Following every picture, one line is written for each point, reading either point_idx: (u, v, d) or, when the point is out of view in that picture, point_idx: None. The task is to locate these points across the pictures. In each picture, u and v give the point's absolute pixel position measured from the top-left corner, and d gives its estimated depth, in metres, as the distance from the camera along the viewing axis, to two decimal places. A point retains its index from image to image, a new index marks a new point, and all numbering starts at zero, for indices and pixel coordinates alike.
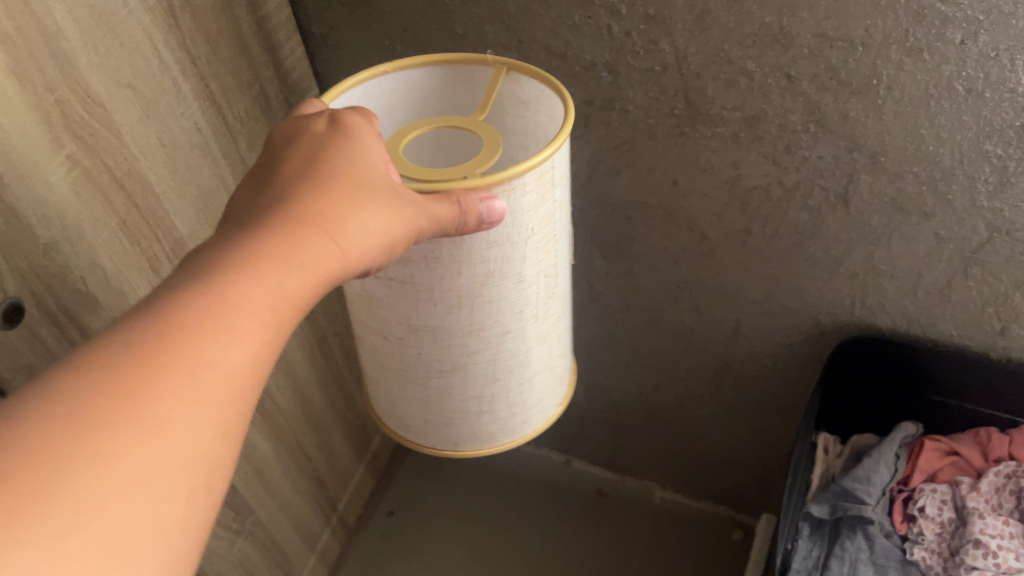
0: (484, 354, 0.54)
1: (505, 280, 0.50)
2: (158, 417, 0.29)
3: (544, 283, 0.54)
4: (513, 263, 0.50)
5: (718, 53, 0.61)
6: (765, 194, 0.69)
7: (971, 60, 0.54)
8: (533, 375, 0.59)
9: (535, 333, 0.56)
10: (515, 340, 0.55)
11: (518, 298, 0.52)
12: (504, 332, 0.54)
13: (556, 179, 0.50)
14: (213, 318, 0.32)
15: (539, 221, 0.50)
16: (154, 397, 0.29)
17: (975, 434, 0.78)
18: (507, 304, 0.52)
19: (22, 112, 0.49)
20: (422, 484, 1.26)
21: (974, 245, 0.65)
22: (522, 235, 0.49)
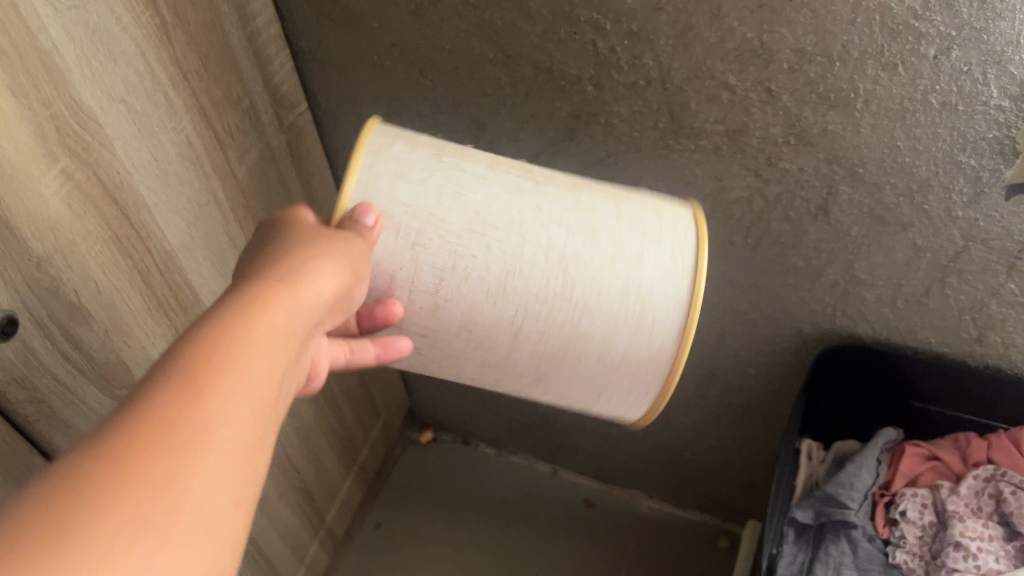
0: (537, 260, 0.53)
1: (471, 200, 0.52)
2: (217, 443, 0.29)
3: (523, 178, 0.55)
4: (458, 186, 0.52)
5: (700, 68, 0.62)
6: (747, 205, 0.71)
7: (944, 75, 0.55)
8: (610, 310, 0.54)
9: (581, 219, 0.54)
10: (561, 230, 0.53)
11: (506, 202, 0.53)
12: (527, 229, 0.53)
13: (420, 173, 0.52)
14: (247, 359, 0.33)
15: (431, 210, 0.51)
16: (213, 425, 0.29)
17: (954, 440, 0.79)
18: (500, 208, 0.53)
19: (16, 126, 0.50)
20: (409, 496, 1.26)
21: (951, 254, 0.66)
22: (438, 178, 0.52)
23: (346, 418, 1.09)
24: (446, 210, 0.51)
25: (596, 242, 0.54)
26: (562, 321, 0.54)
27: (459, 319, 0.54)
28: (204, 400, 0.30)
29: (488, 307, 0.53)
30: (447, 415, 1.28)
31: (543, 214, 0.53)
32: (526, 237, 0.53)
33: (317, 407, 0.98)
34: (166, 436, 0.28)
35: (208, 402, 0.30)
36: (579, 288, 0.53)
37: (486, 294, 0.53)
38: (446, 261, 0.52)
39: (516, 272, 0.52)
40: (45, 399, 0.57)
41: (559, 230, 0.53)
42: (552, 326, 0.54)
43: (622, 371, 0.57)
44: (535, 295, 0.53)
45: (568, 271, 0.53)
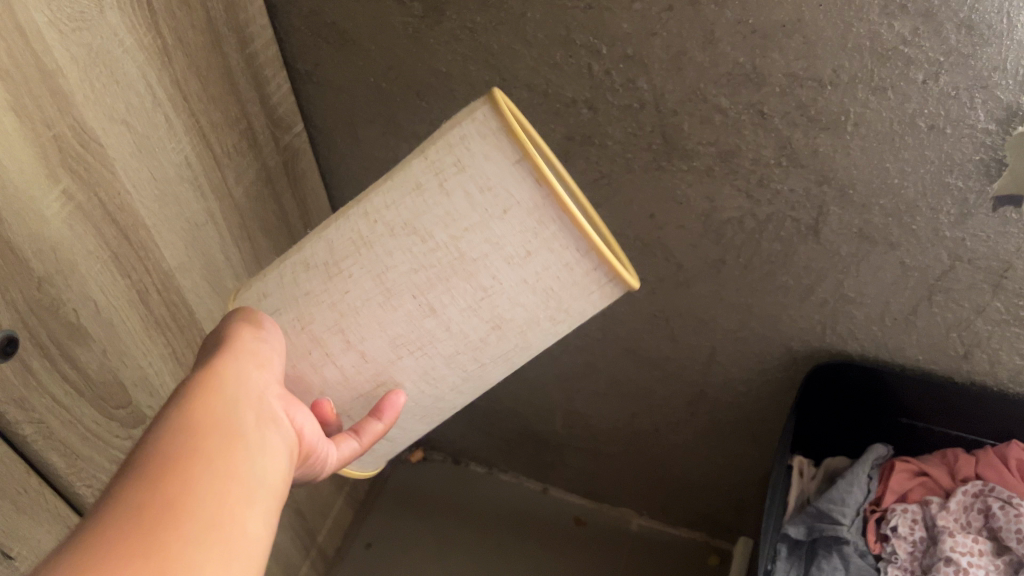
0: (392, 246, 0.44)
1: (312, 260, 0.47)
2: (184, 516, 0.32)
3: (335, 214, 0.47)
4: (301, 256, 0.48)
5: (694, 91, 0.64)
6: (739, 225, 0.72)
7: (932, 99, 0.57)
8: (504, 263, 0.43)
9: (399, 191, 0.43)
10: (390, 211, 0.43)
11: (342, 231, 0.46)
12: (369, 236, 0.44)
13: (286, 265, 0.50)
14: (194, 439, 0.35)
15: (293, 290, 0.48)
16: (178, 503, 0.32)
17: (942, 455, 0.81)
18: (336, 234, 0.46)
19: (19, 147, 0.50)
20: (399, 515, 1.26)
21: (938, 273, 0.68)
22: (288, 269, 0.49)
23: None
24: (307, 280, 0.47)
25: (429, 188, 0.42)
26: (456, 274, 0.43)
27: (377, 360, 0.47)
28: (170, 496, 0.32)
29: (397, 316, 0.45)
30: (437, 433, 1.28)
31: (370, 214, 0.44)
32: (373, 242, 0.44)
33: None
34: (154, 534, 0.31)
35: (161, 484, 0.33)
36: (437, 231, 0.42)
37: (392, 311, 0.45)
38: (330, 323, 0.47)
39: (388, 271, 0.44)
40: (43, 419, 0.57)
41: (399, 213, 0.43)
42: (443, 283, 0.44)
43: (544, 287, 0.43)
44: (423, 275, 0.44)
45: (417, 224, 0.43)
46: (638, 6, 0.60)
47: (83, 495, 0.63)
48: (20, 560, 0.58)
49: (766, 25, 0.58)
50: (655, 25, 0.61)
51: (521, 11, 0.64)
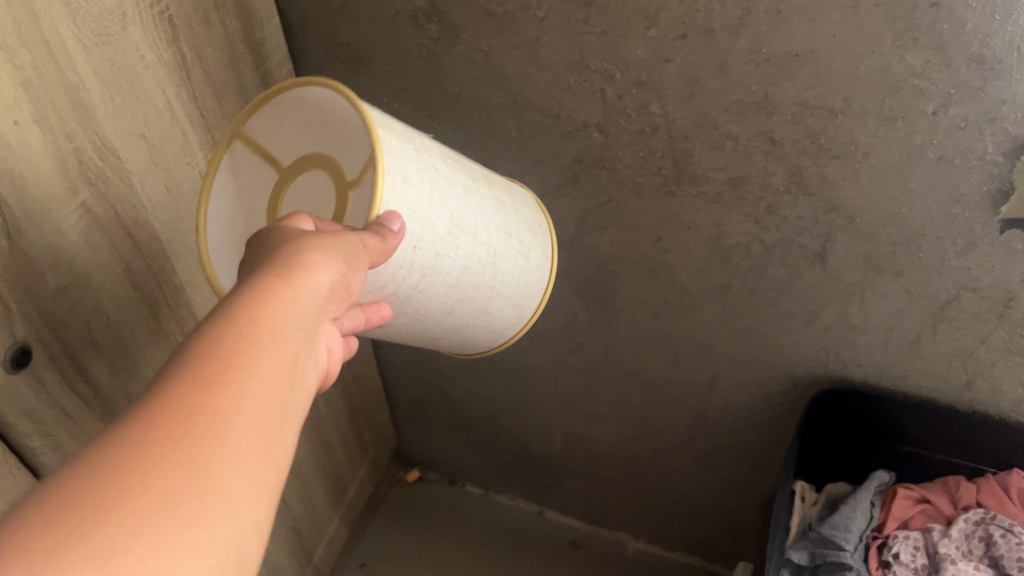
0: (481, 252, 0.58)
1: (446, 203, 0.53)
2: (180, 446, 0.28)
3: (464, 177, 0.58)
4: (437, 183, 0.53)
5: (705, 118, 0.65)
6: (746, 251, 0.73)
7: (941, 130, 0.58)
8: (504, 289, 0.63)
9: (500, 219, 0.61)
10: (493, 232, 0.59)
11: (466, 200, 0.56)
12: (478, 227, 0.57)
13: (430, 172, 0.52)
14: (217, 359, 0.31)
15: (431, 208, 0.52)
16: (177, 430, 0.28)
17: (943, 483, 0.81)
18: (462, 206, 0.55)
19: (40, 158, 0.50)
20: (394, 535, 1.25)
21: (943, 301, 0.68)
22: (426, 181, 0.52)
23: (337, 456, 1.08)
24: (432, 213, 0.52)
25: (511, 247, 0.62)
26: (482, 296, 0.61)
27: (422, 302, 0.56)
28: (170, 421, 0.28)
29: (442, 295, 0.57)
30: (435, 453, 1.28)
31: (482, 215, 0.58)
32: (476, 235, 0.57)
33: (309, 443, 0.98)
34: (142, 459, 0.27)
35: (174, 414, 0.29)
36: (497, 273, 0.61)
37: (445, 282, 0.56)
38: (431, 261, 0.53)
39: (466, 265, 0.57)
40: (51, 431, 0.56)
41: (494, 231, 0.59)
42: (471, 303, 0.60)
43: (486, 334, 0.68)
44: (474, 285, 0.59)
45: (495, 265, 0.60)
46: (653, 33, 0.61)
47: None
48: None
49: (778, 55, 0.59)
50: (669, 51, 0.62)
51: (536, 35, 0.65)
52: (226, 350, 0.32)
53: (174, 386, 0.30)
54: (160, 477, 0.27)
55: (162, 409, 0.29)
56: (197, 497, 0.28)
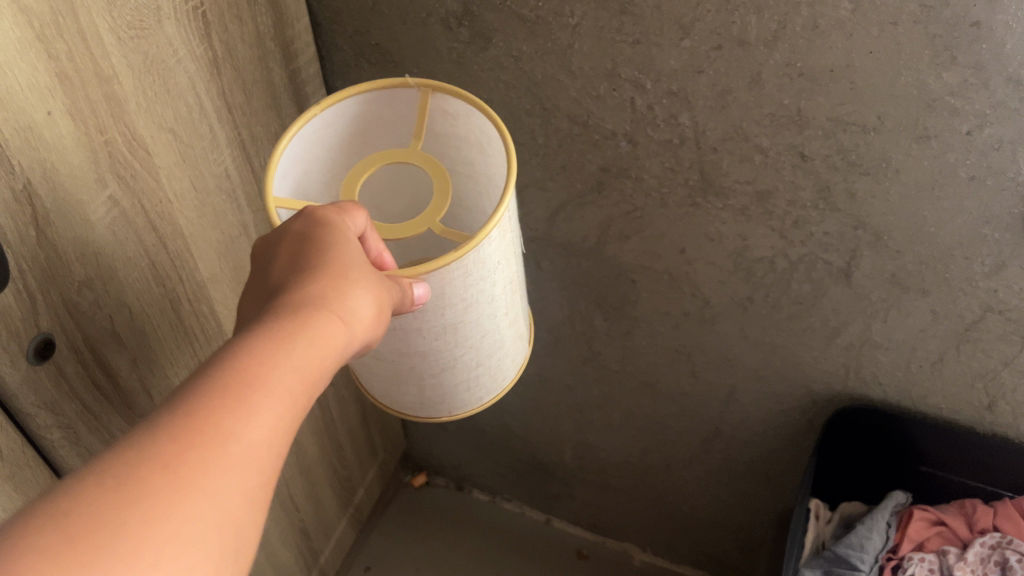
0: (495, 326, 0.57)
1: (495, 273, 0.53)
2: (197, 473, 0.31)
3: (505, 305, 0.57)
4: (480, 294, 0.53)
5: (735, 130, 0.64)
6: (770, 265, 0.72)
7: (975, 150, 0.58)
8: (505, 355, 0.62)
9: (493, 354, 0.60)
10: (475, 359, 0.59)
11: (481, 324, 0.56)
12: (465, 347, 0.56)
13: (507, 221, 0.53)
14: (243, 385, 0.34)
15: (489, 267, 0.52)
16: (194, 456, 0.31)
17: (960, 506, 0.80)
18: (477, 321, 0.55)
19: (72, 150, 0.50)
20: (400, 539, 1.25)
21: (968, 322, 0.68)
22: (474, 286, 0.52)
23: (347, 457, 1.07)
24: (450, 309, 0.52)
25: (473, 380, 0.60)
26: (477, 368, 0.59)
27: (430, 349, 0.55)
28: (190, 447, 0.31)
29: (446, 353, 0.56)
30: (443, 458, 1.27)
31: (483, 343, 0.58)
32: (458, 350, 0.56)
33: (320, 444, 0.97)
34: (159, 482, 0.30)
35: (195, 441, 0.31)
36: (496, 350, 0.60)
37: (399, 352, 0.55)
38: (456, 318, 0.53)
39: (431, 358, 0.56)
40: (71, 424, 0.56)
41: (475, 359, 0.58)
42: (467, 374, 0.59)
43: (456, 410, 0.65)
44: (416, 377, 0.58)
45: (443, 381, 0.59)
46: (687, 43, 0.61)
47: None
48: None
49: (813, 69, 0.58)
50: (702, 62, 0.61)
51: (569, 41, 0.65)
52: (253, 375, 0.34)
53: (198, 408, 0.32)
54: (173, 501, 0.30)
55: (181, 436, 0.31)
56: (203, 520, 0.30)
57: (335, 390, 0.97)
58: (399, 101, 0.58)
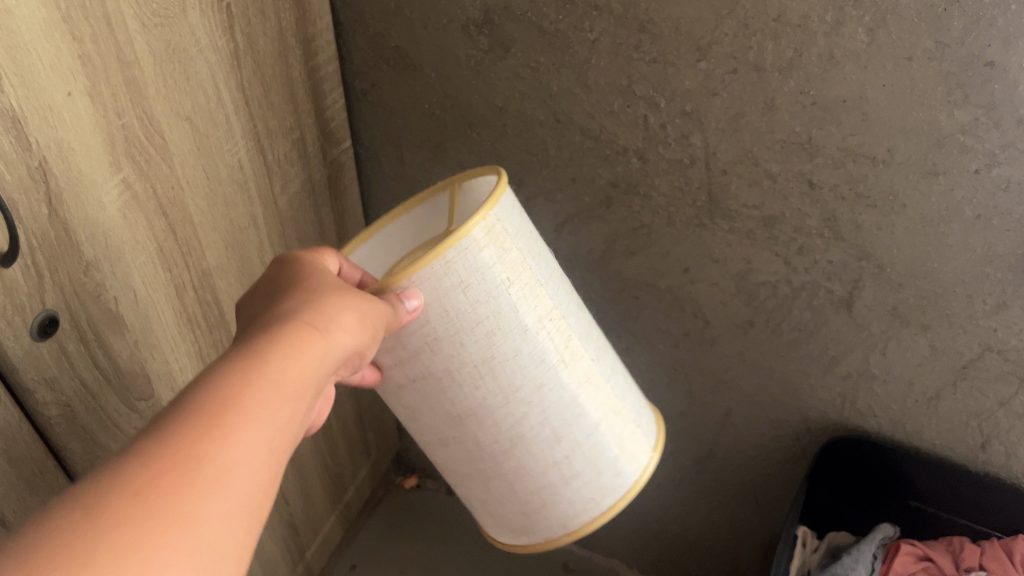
0: (552, 380, 0.57)
1: (521, 300, 0.54)
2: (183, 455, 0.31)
3: (553, 350, 0.56)
4: (501, 321, 0.53)
5: (746, 154, 0.65)
6: (773, 290, 0.73)
7: (982, 189, 0.58)
8: (595, 425, 0.61)
9: (563, 414, 0.58)
10: (541, 416, 0.58)
11: (524, 367, 0.55)
12: (517, 399, 0.56)
13: (509, 232, 0.53)
14: (224, 383, 0.35)
15: (501, 282, 0.52)
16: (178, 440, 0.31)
17: (948, 543, 0.80)
18: (516, 361, 0.54)
19: (90, 131, 0.51)
20: (387, 539, 1.25)
21: (966, 359, 0.68)
22: (488, 308, 0.52)
23: (340, 454, 1.08)
24: (472, 340, 0.52)
25: (563, 444, 0.60)
26: (537, 428, 0.58)
27: (471, 394, 0.55)
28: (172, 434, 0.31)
29: (486, 402, 0.56)
30: None
31: (540, 394, 0.57)
32: (511, 402, 0.56)
33: (314, 439, 0.98)
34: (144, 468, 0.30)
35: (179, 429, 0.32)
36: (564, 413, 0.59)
37: (450, 407, 0.57)
38: (484, 350, 0.53)
39: (482, 414, 0.57)
40: (69, 401, 0.56)
41: (539, 416, 0.58)
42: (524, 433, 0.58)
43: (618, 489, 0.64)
44: (482, 440, 0.59)
45: (517, 444, 0.59)
46: (704, 65, 0.61)
47: None
48: None
49: (826, 99, 0.59)
50: (717, 85, 0.62)
51: (587, 56, 0.66)
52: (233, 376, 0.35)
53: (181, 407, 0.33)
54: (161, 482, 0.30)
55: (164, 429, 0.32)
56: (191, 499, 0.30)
57: None
58: (431, 216, 0.66)
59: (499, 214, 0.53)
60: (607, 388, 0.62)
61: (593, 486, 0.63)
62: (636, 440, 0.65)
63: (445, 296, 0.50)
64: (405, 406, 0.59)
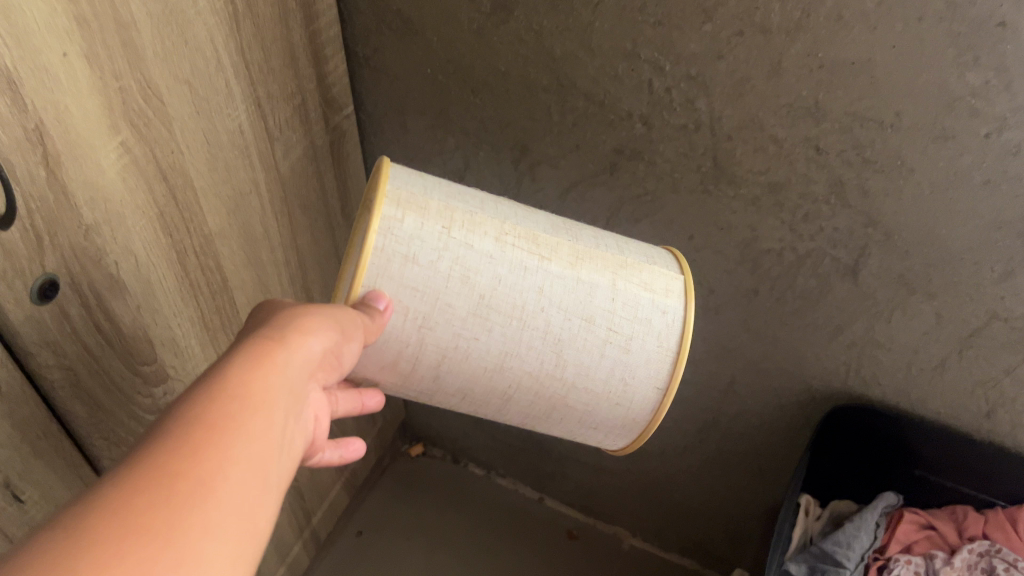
0: (546, 285, 0.57)
1: (472, 241, 0.55)
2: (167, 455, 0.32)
3: (528, 254, 0.56)
4: (465, 265, 0.54)
5: (752, 119, 0.64)
6: (778, 257, 0.72)
7: (992, 153, 0.57)
8: (612, 300, 0.59)
9: (579, 300, 0.58)
10: (561, 313, 0.57)
11: (514, 283, 0.56)
12: (530, 313, 0.56)
13: (419, 196, 0.55)
14: (197, 394, 0.36)
15: (438, 234, 0.54)
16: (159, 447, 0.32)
17: (952, 511, 0.81)
18: (502, 289, 0.55)
19: (87, 94, 0.50)
20: (393, 506, 1.26)
21: (973, 328, 0.68)
22: (447, 260, 0.54)
23: (346, 421, 1.08)
24: (454, 297, 0.55)
25: (598, 328, 0.58)
26: (557, 329, 0.58)
27: (474, 342, 0.57)
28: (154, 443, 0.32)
29: (499, 342, 0.57)
30: (442, 430, 1.28)
31: (545, 297, 0.57)
32: (524, 322, 0.57)
33: None
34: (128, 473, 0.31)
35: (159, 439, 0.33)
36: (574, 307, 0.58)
37: (485, 366, 0.58)
38: (466, 298, 0.55)
39: (515, 351, 0.58)
40: (72, 365, 0.57)
41: (559, 313, 0.57)
42: (550, 335, 0.58)
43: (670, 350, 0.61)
44: (528, 375, 0.59)
45: (562, 354, 0.59)
46: (709, 28, 0.60)
47: (98, 448, 0.62)
48: (29, 504, 0.58)
49: (834, 61, 0.58)
50: (723, 48, 0.61)
51: (591, 18, 0.65)
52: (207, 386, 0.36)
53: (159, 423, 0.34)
54: (149, 481, 0.31)
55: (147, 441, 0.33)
56: (184, 489, 0.31)
57: None
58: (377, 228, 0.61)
59: (393, 186, 0.54)
60: (600, 249, 0.60)
61: (647, 342, 0.60)
62: (666, 278, 0.62)
63: (403, 279, 0.53)
64: (433, 389, 0.61)
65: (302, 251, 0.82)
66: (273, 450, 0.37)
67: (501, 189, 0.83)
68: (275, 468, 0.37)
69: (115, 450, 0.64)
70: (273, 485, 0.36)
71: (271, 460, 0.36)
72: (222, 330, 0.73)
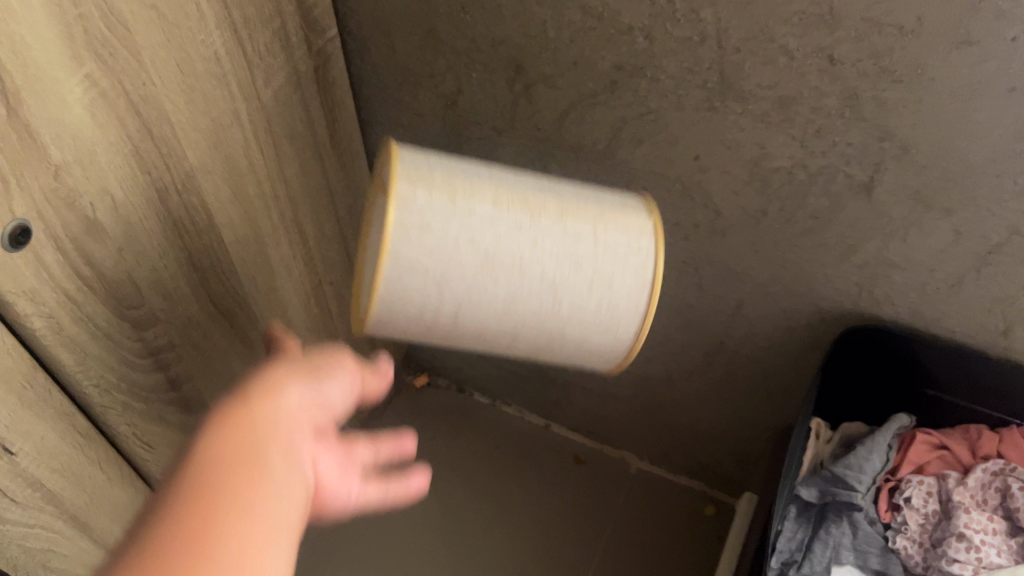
0: (539, 240, 0.56)
1: (474, 206, 0.54)
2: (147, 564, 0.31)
3: (523, 213, 0.56)
4: (472, 231, 0.54)
5: (761, 29, 0.60)
6: (788, 176, 0.69)
7: (1019, 58, 0.53)
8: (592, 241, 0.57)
9: (569, 249, 0.56)
10: (552, 259, 0.56)
11: (511, 240, 0.55)
12: (527, 263, 0.56)
13: (424, 169, 0.55)
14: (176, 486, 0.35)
15: (445, 202, 0.53)
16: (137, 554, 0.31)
17: (964, 431, 0.79)
18: (505, 248, 0.55)
19: (43, 23, 0.47)
20: (400, 436, 1.27)
21: (992, 244, 0.65)
22: (454, 226, 0.54)
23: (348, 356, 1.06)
24: (465, 259, 0.54)
25: (585, 270, 0.57)
26: (550, 281, 0.57)
27: (486, 300, 0.57)
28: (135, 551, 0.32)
29: (506, 298, 0.57)
30: (446, 361, 1.27)
31: (540, 249, 0.56)
32: (522, 272, 0.56)
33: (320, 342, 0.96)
34: None
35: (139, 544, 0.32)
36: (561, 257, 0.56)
37: (492, 318, 0.58)
38: (476, 260, 0.55)
39: (517, 299, 0.57)
40: (53, 313, 0.54)
41: (553, 261, 0.56)
42: (541, 283, 0.57)
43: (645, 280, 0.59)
44: (524, 322, 0.59)
45: (555, 295, 0.57)
46: None
47: (90, 395, 0.61)
48: (21, 456, 0.56)
49: None
50: None
51: None
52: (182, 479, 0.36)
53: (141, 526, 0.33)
54: None
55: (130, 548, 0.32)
56: None
57: (333, 287, 0.95)
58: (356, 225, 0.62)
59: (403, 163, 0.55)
60: (577, 201, 0.59)
61: (628, 278, 0.58)
62: (636, 219, 0.60)
63: (417, 245, 0.53)
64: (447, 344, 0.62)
65: (292, 184, 0.79)
66: (264, 505, 0.36)
67: (497, 112, 0.79)
68: (274, 518, 0.36)
69: (108, 397, 0.62)
70: (278, 530, 0.35)
71: (264, 514, 0.35)
72: (212, 270, 0.71)
